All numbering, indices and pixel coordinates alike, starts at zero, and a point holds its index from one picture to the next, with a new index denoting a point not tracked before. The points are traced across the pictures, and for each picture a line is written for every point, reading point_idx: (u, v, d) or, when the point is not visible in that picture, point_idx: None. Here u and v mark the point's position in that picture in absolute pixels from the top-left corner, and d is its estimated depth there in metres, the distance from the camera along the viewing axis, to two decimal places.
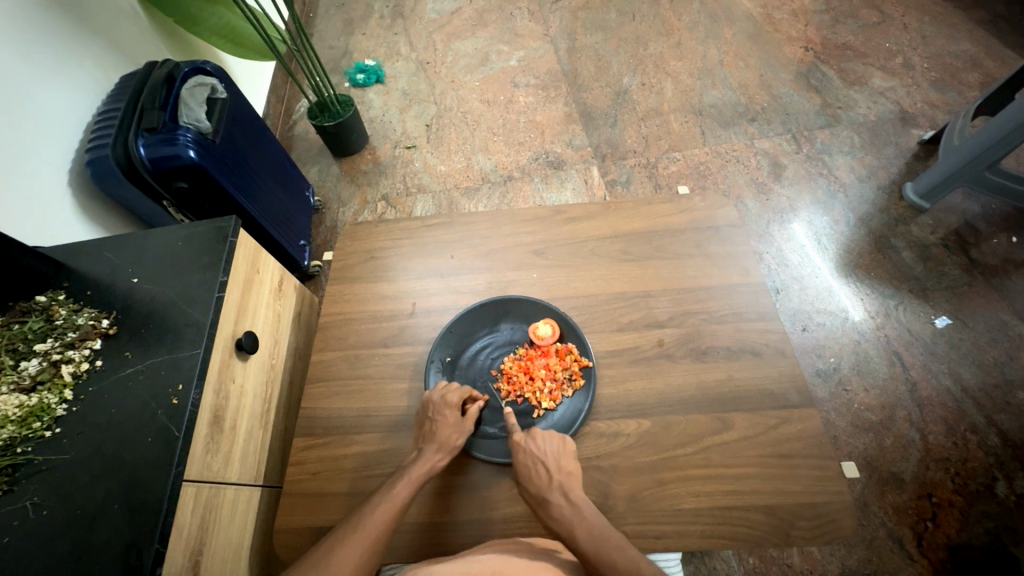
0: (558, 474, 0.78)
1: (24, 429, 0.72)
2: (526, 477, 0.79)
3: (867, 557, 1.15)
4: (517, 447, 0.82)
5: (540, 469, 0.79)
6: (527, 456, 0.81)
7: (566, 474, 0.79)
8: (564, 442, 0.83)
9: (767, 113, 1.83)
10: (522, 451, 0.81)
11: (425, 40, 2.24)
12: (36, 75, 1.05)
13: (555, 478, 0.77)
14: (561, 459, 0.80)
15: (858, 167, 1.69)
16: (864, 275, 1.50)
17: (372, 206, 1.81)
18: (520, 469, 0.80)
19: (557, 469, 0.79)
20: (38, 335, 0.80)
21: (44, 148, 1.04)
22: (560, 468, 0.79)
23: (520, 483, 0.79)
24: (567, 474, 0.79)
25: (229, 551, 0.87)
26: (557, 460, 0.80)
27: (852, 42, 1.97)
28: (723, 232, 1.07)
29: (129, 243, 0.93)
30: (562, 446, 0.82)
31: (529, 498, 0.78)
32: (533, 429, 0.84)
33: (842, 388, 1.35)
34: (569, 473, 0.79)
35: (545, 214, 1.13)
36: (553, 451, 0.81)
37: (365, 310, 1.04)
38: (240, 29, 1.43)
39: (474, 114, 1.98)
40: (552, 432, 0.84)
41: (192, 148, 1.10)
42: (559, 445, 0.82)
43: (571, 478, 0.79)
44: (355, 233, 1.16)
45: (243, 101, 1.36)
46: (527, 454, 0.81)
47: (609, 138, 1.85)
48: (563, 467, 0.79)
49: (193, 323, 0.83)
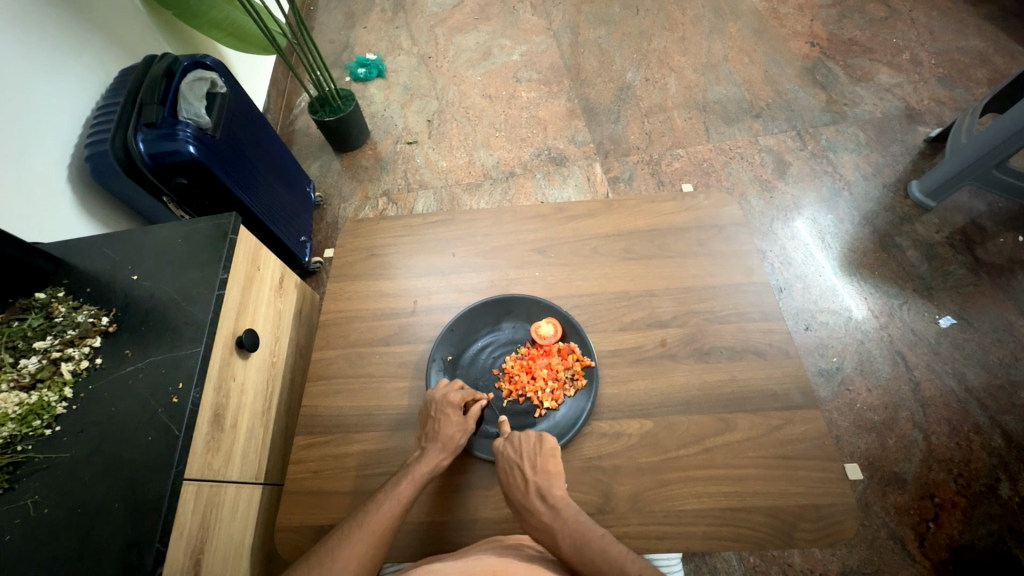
0: (535, 476, 0.77)
1: (24, 427, 0.72)
2: (506, 484, 0.79)
3: (869, 557, 1.15)
4: (496, 453, 0.82)
5: (517, 474, 0.78)
6: (505, 462, 0.81)
7: (544, 475, 0.78)
8: (541, 440, 0.82)
9: (772, 109, 1.82)
10: (500, 456, 0.81)
11: (427, 34, 2.22)
12: (35, 70, 1.05)
13: (532, 482, 0.77)
14: (537, 460, 0.79)
15: (863, 165, 1.67)
16: (868, 274, 1.49)
17: (373, 202, 1.80)
18: (500, 476, 0.80)
19: (534, 471, 0.78)
20: (37, 332, 0.79)
21: (44, 143, 1.04)
22: (536, 469, 0.78)
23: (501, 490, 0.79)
24: (545, 474, 0.78)
25: (229, 549, 0.87)
26: (534, 461, 0.79)
27: (858, 38, 1.94)
28: (728, 231, 1.06)
29: (129, 240, 0.92)
30: (538, 444, 0.81)
31: (512, 506, 0.78)
32: (511, 431, 0.85)
33: (845, 388, 1.35)
34: (548, 473, 0.78)
35: (547, 212, 1.12)
36: (528, 452, 0.80)
37: (366, 308, 1.04)
38: (240, 23, 1.42)
39: (477, 109, 1.97)
40: (529, 432, 0.83)
41: (192, 143, 1.09)
42: (536, 445, 0.81)
43: (549, 478, 0.78)
44: (355, 229, 1.15)
45: (243, 96, 1.35)
46: (505, 458, 0.81)
47: (612, 134, 1.83)
48: (540, 467, 0.78)
49: (193, 321, 0.82)
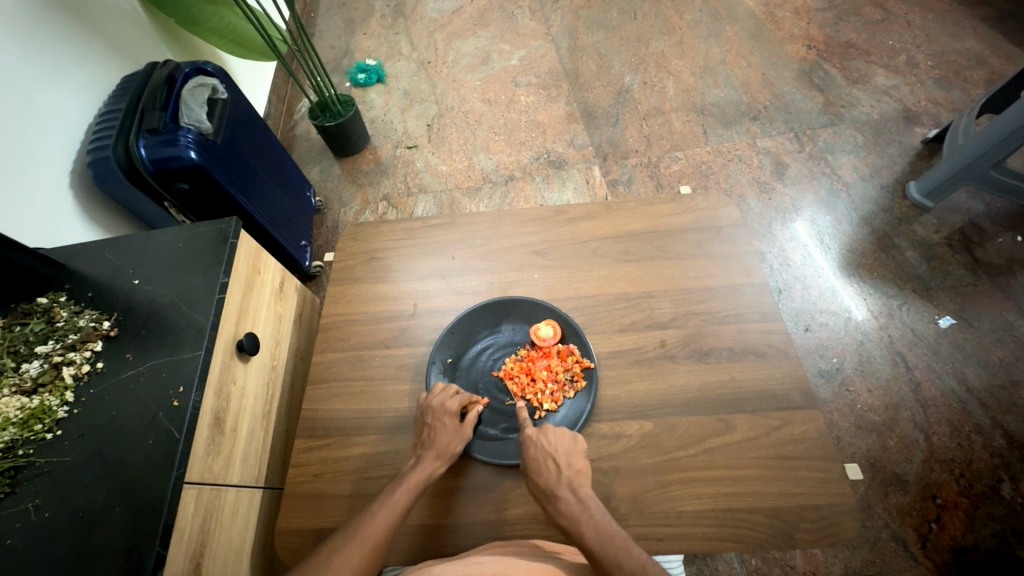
0: (568, 471, 0.78)
1: (25, 431, 0.72)
2: (536, 472, 0.78)
3: (871, 558, 1.15)
4: (528, 443, 0.82)
5: (550, 465, 0.79)
6: (538, 452, 0.80)
7: (576, 472, 0.78)
8: (575, 441, 0.82)
9: (770, 111, 1.82)
10: (533, 446, 0.81)
11: (427, 39, 2.24)
12: (38, 77, 1.06)
13: (565, 475, 0.77)
14: (571, 457, 0.80)
15: (861, 166, 1.68)
16: (868, 275, 1.49)
17: (374, 206, 1.80)
18: (530, 463, 0.80)
19: (568, 466, 0.78)
20: (39, 337, 0.80)
21: (46, 149, 1.05)
22: (569, 464, 0.79)
23: (529, 477, 0.79)
24: (577, 471, 0.78)
25: (230, 553, 0.87)
26: (568, 458, 0.80)
27: (855, 40, 1.95)
28: (725, 232, 1.06)
29: (130, 245, 0.93)
30: (573, 444, 0.81)
31: (538, 493, 0.77)
32: (545, 426, 0.84)
33: (845, 388, 1.34)
34: (580, 470, 0.79)
35: (546, 214, 1.13)
36: (563, 448, 0.81)
37: (367, 311, 1.04)
38: (242, 30, 1.43)
39: (476, 113, 1.98)
40: (564, 430, 0.84)
41: (193, 149, 1.10)
42: (571, 443, 0.81)
43: (581, 476, 0.78)
44: (355, 233, 1.16)
45: (244, 102, 1.36)
46: (539, 450, 0.81)
47: (611, 138, 1.84)
48: (573, 464, 0.79)
49: (193, 324, 0.83)
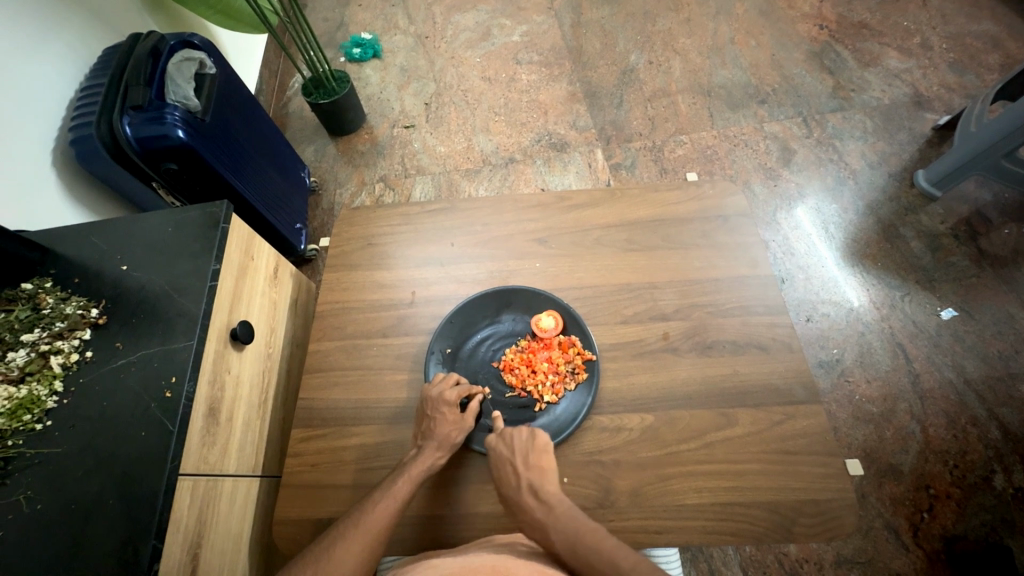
0: (527, 471, 0.77)
1: (14, 422, 0.70)
2: (499, 479, 0.78)
3: (863, 547, 1.16)
4: (489, 449, 0.82)
5: (509, 470, 0.78)
6: (497, 456, 0.80)
7: (536, 471, 0.77)
8: (534, 438, 0.81)
9: (778, 94, 1.77)
10: (493, 452, 0.81)
11: (425, 12, 2.15)
12: (16, 49, 1.01)
13: (524, 477, 0.76)
14: (529, 455, 0.79)
15: (869, 153, 1.65)
16: (871, 265, 1.47)
17: (370, 188, 1.76)
18: (493, 472, 0.80)
19: (526, 466, 0.77)
20: (25, 324, 0.77)
21: (26, 126, 1.00)
22: (528, 464, 0.78)
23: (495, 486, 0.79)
24: (537, 470, 0.77)
25: (228, 542, 0.86)
26: (526, 457, 0.79)
27: (868, 20, 1.89)
28: (732, 222, 1.03)
29: (117, 228, 0.90)
30: (531, 441, 0.80)
31: (504, 500, 0.77)
32: (503, 428, 0.84)
33: (844, 379, 1.34)
34: (540, 468, 0.77)
35: (548, 201, 1.10)
36: (521, 448, 0.80)
37: (363, 299, 1.02)
38: (232, 3, 1.36)
39: (476, 92, 1.92)
40: (522, 429, 0.82)
41: (181, 128, 1.05)
42: (529, 441, 0.80)
43: (543, 474, 0.77)
44: (351, 218, 1.13)
45: (233, 78, 1.30)
46: (498, 454, 0.80)
47: (614, 120, 1.79)
48: (532, 463, 0.78)
49: (185, 313, 0.80)
